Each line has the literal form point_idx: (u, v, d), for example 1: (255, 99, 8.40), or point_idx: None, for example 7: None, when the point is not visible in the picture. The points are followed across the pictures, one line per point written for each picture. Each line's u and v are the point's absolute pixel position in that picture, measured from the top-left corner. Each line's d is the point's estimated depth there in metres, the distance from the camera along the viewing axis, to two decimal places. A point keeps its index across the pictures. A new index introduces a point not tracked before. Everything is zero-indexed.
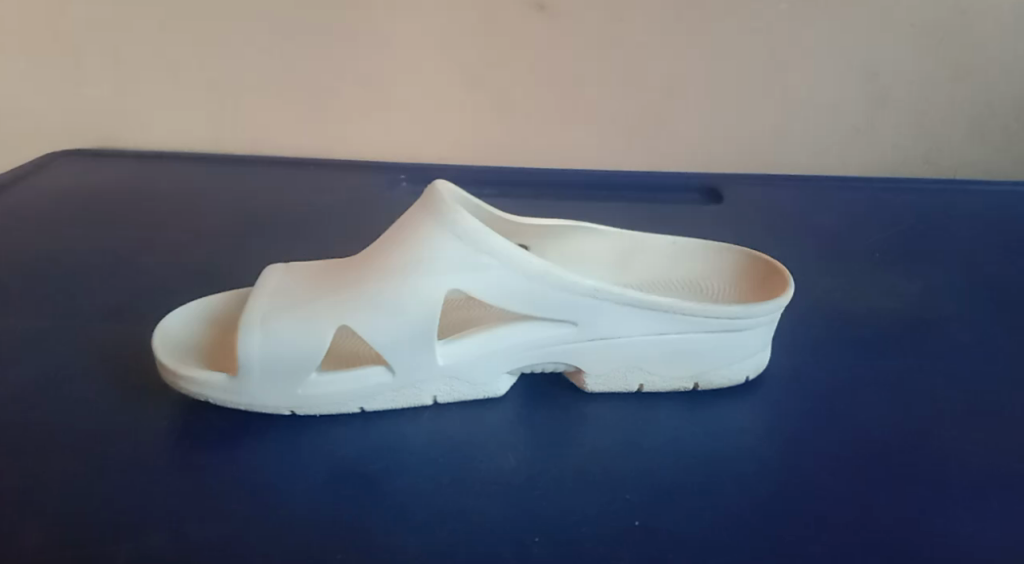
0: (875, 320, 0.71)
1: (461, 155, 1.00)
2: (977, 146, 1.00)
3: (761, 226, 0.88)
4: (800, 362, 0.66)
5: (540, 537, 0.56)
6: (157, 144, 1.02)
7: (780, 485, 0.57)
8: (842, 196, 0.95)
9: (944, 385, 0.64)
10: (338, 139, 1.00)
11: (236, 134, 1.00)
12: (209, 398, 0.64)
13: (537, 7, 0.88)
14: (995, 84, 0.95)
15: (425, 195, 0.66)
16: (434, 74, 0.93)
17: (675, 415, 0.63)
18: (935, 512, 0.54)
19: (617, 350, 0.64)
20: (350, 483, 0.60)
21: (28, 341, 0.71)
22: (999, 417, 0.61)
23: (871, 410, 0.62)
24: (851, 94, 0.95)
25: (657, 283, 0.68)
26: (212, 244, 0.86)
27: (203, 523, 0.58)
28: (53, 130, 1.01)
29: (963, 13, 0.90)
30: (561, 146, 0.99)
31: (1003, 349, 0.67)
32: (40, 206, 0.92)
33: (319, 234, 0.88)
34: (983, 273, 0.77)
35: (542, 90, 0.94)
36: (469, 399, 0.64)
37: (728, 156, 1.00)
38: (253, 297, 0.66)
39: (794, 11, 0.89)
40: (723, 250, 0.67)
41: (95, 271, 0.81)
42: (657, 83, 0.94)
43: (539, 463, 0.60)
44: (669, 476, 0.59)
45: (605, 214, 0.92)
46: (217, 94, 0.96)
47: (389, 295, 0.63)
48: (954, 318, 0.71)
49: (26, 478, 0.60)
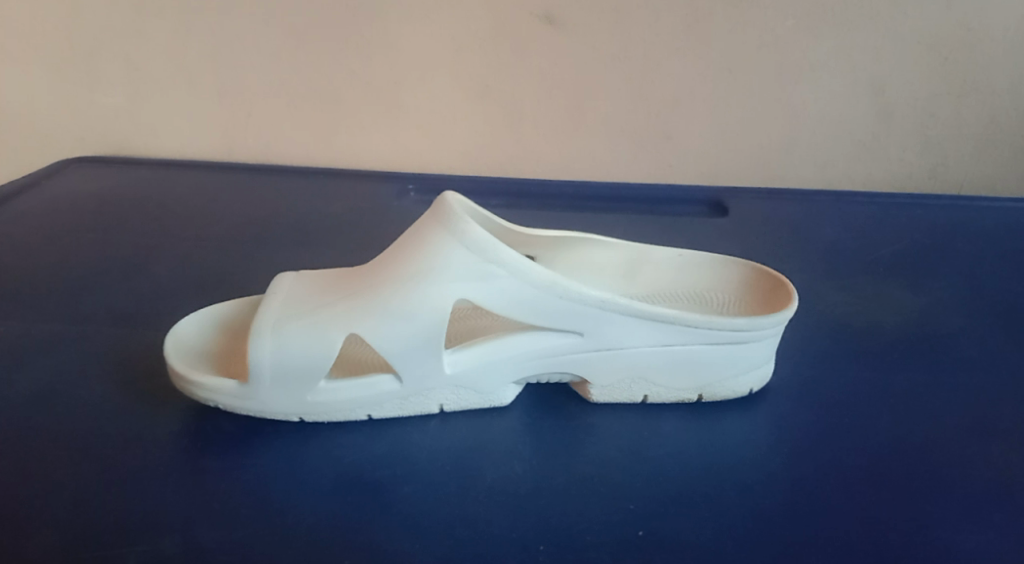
0: (876, 331, 0.77)
1: (476, 167, 1.06)
2: (986, 162, 1.03)
3: (761, 241, 0.94)
4: (800, 375, 0.71)
5: (545, 546, 0.56)
6: (127, 28, 0.99)
7: (784, 497, 0.60)
8: (812, 211, 1.00)
9: (947, 402, 0.69)
10: (345, 146, 1.06)
11: (207, 17, 0.97)
12: (215, 403, 0.63)
13: (545, 19, 0.93)
14: (999, 99, 0.98)
15: (434, 206, 0.63)
16: (438, 85, 0.99)
17: (681, 429, 0.66)
18: (938, 524, 0.58)
19: (625, 360, 0.64)
20: (355, 493, 0.59)
21: (47, 344, 0.73)
22: (997, 436, 0.65)
23: (873, 427, 0.66)
24: (856, 107, 0.99)
25: (664, 297, 0.75)
26: (216, 251, 0.91)
27: (215, 526, 0.57)
28: (30, 32, 1.00)
29: (969, 30, 0.93)
30: (566, 160, 1.04)
31: (998, 363, 0.73)
32: (55, 212, 0.99)
33: (318, 244, 0.93)
34: (986, 288, 0.85)
35: (550, 98, 0.99)
36: (477, 407, 0.66)
37: (736, 168, 1.04)
38: (266, 303, 0.65)
39: (802, 26, 0.93)
40: (728, 266, 0.73)
41: (100, 277, 0.85)
42: (655, 53, 0.95)
43: (546, 473, 0.61)
44: (672, 486, 0.61)
45: (609, 225, 0.98)
46: (205, 22, 0.97)
47: (401, 308, 0.61)
48: (960, 335, 0.77)
49: (34, 483, 0.59)
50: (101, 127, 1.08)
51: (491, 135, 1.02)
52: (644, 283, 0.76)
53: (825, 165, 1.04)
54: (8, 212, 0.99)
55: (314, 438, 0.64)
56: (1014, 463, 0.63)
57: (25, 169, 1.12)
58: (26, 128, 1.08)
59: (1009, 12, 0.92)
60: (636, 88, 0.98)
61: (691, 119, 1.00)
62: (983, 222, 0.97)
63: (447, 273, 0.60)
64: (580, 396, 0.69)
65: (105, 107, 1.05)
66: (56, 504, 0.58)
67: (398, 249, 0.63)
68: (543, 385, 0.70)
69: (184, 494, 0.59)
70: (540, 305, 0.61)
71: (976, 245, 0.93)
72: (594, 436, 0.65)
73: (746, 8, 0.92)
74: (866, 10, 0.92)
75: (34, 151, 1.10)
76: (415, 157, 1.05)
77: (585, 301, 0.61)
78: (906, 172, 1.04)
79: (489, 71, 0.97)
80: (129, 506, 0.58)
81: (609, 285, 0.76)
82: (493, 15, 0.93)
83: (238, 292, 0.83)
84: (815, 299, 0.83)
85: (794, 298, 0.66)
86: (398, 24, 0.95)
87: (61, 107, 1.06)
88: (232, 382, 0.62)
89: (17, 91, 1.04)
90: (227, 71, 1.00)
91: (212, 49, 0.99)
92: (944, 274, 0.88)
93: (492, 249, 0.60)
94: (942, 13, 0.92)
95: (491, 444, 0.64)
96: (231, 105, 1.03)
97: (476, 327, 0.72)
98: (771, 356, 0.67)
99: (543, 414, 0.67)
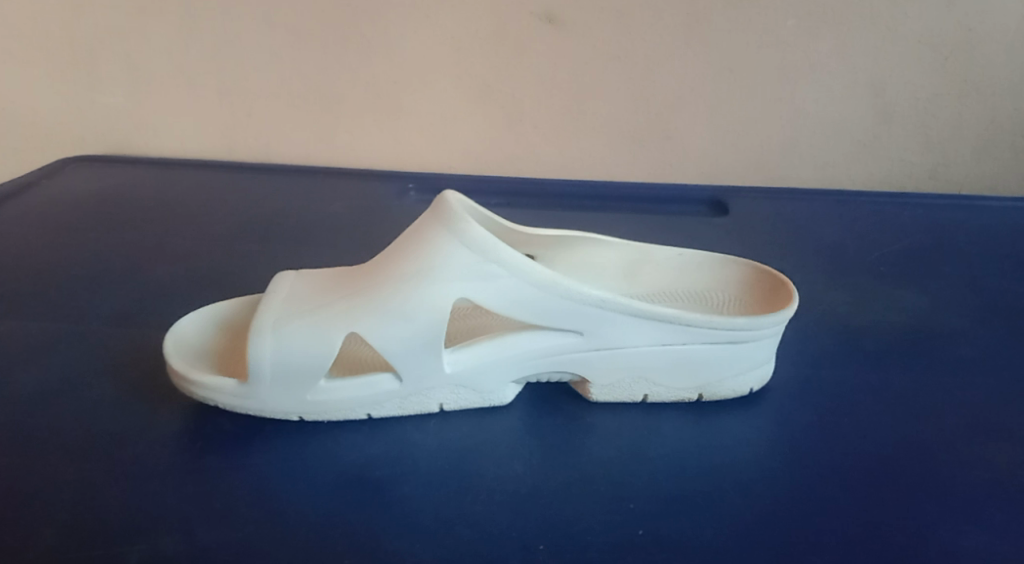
0: (877, 332, 0.77)
1: (476, 167, 1.05)
2: (988, 162, 1.03)
3: (762, 241, 0.94)
4: (801, 375, 0.71)
5: (546, 545, 0.56)
6: (127, 28, 0.99)
7: (784, 496, 0.60)
8: (814, 210, 1.00)
9: (949, 402, 0.68)
10: (345, 145, 1.06)
11: (207, 17, 0.97)
12: (215, 403, 0.63)
13: (547, 20, 0.93)
14: (1001, 100, 0.98)
15: (434, 205, 0.63)
16: (438, 85, 0.98)
17: (680, 428, 0.66)
18: (940, 524, 0.58)
19: (625, 360, 0.64)
20: (354, 492, 0.59)
21: (47, 343, 0.73)
22: (999, 436, 0.65)
23: (874, 426, 0.66)
24: (857, 107, 0.99)
25: (665, 297, 0.75)
26: (216, 250, 0.91)
27: (213, 526, 0.57)
28: (30, 32, 1.00)
29: (969, 31, 0.93)
30: (567, 159, 1.04)
31: (1000, 364, 0.73)
32: (55, 211, 0.99)
33: (319, 243, 0.93)
34: (987, 289, 0.84)
35: (551, 99, 0.99)
36: (477, 406, 0.66)
37: (736, 168, 1.04)
38: (266, 302, 0.65)
39: (803, 27, 0.93)
40: (729, 266, 0.73)
41: (99, 276, 0.85)
42: (656, 52, 0.95)
43: (546, 473, 0.61)
44: (673, 485, 0.60)
45: (610, 225, 0.98)
46: (205, 21, 0.97)
47: (401, 308, 0.61)
48: (961, 336, 0.77)
49: (34, 481, 0.59)
50: (101, 127, 1.08)
51: (491, 135, 1.02)
52: (645, 282, 0.76)
53: (825, 165, 1.03)
54: (7, 212, 0.99)
55: (313, 437, 0.64)
56: (1014, 462, 0.63)
57: (25, 168, 1.12)
58: (26, 127, 1.08)
59: (1010, 14, 0.92)
60: (637, 88, 0.98)
61: (691, 119, 1.00)
62: (984, 222, 0.97)
63: (447, 273, 0.60)
64: (580, 396, 0.69)
65: (105, 106, 1.05)
66: (56, 503, 0.58)
67: (398, 249, 0.63)
68: (543, 385, 0.70)
69: (183, 493, 0.59)
70: (541, 305, 0.61)
71: (978, 245, 0.93)
72: (593, 436, 0.65)
73: (747, 8, 0.92)
74: (867, 10, 0.92)
75: (34, 150, 1.10)
76: (416, 156, 1.05)
77: (585, 301, 0.61)
78: (907, 172, 1.04)
79: (490, 70, 0.97)
80: (128, 506, 0.58)
81: (609, 284, 0.75)
82: (493, 15, 0.93)
83: (238, 292, 0.83)
84: (816, 299, 0.83)
85: (794, 298, 0.66)
86: (399, 25, 0.95)
87: (62, 106, 1.06)
88: (232, 382, 0.62)
89: (17, 91, 1.04)
90: (227, 70, 1.00)
91: (213, 49, 0.99)
92: (946, 274, 0.88)
93: (491, 248, 0.60)
94: (942, 13, 0.92)
95: (490, 443, 0.64)
96: (231, 105, 1.03)
97: (475, 327, 0.72)
98: (772, 356, 0.67)
99: (542, 414, 0.67)
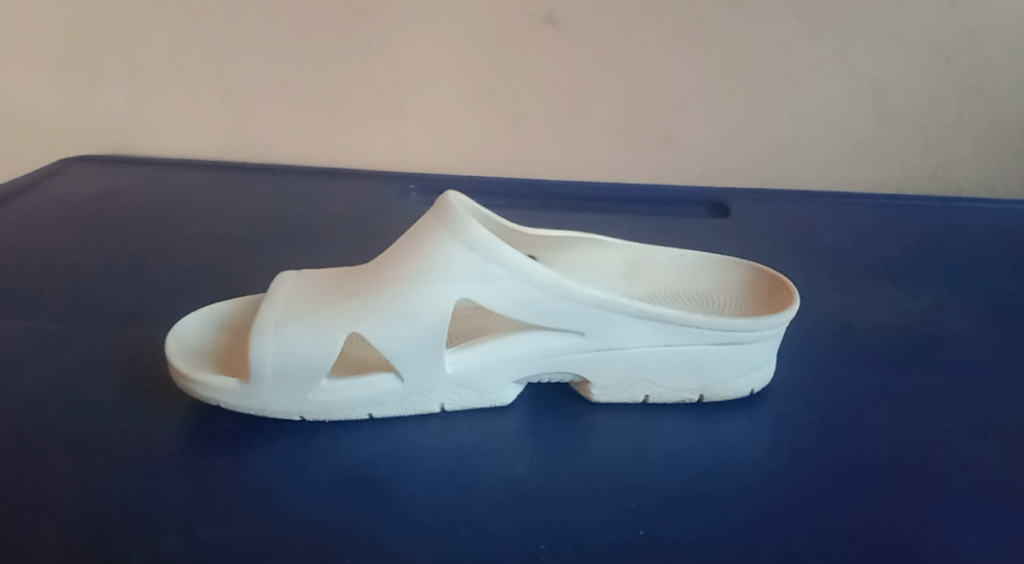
0: (878, 333, 0.77)
1: (477, 167, 1.06)
2: (988, 164, 1.03)
3: (763, 242, 0.94)
4: (801, 376, 0.71)
5: (547, 546, 0.56)
6: (128, 28, 0.99)
7: (783, 497, 0.60)
8: (814, 211, 1.00)
9: (949, 405, 0.68)
10: (346, 146, 1.06)
11: (207, 17, 0.97)
12: (217, 402, 0.63)
13: (549, 21, 0.93)
14: (1001, 102, 0.98)
15: (435, 206, 0.63)
16: (440, 86, 0.99)
17: (681, 429, 0.66)
18: (940, 525, 0.58)
19: (626, 360, 0.65)
20: (355, 492, 0.59)
21: (48, 343, 0.73)
22: (999, 437, 0.65)
23: (874, 427, 0.66)
24: (857, 108, 0.99)
25: (666, 298, 0.75)
26: (216, 250, 0.91)
27: (214, 525, 0.57)
28: (30, 32, 1.00)
29: (970, 33, 0.93)
30: (568, 160, 1.04)
31: (1000, 366, 0.73)
32: (56, 211, 0.99)
33: (321, 243, 0.93)
34: (988, 291, 0.85)
35: (552, 100, 0.99)
36: (477, 407, 0.66)
37: (737, 169, 1.04)
38: (268, 301, 0.65)
39: (803, 28, 0.93)
40: (729, 267, 0.73)
41: (100, 277, 0.85)
42: (656, 54, 0.95)
43: (546, 473, 0.61)
44: (673, 486, 0.61)
45: (610, 226, 0.98)
46: (206, 21, 0.97)
47: (403, 308, 0.61)
48: (961, 337, 0.77)
49: (34, 481, 0.59)
50: (102, 127, 1.08)
51: (491, 135, 1.02)
52: (646, 283, 0.76)
53: (825, 166, 1.04)
54: (8, 211, 0.99)
55: (315, 437, 0.64)
56: (1014, 464, 0.63)
57: (25, 169, 1.12)
58: (25, 128, 1.08)
59: (1010, 16, 0.92)
60: (638, 89, 0.98)
61: (692, 119, 1.00)
62: (984, 225, 0.97)
63: (448, 273, 0.61)
64: (581, 396, 0.69)
65: (106, 107, 1.05)
66: (56, 503, 0.58)
67: (399, 248, 0.63)
68: (544, 385, 0.70)
69: (183, 493, 0.59)
70: (543, 305, 0.61)
71: (978, 247, 0.93)
72: (594, 437, 0.65)
73: (747, 10, 0.92)
74: (868, 12, 0.92)
75: (34, 151, 1.10)
76: (418, 157, 1.06)
77: (586, 301, 0.62)
78: (908, 173, 1.04)
79: (491, 71, 0.97)
80: (128, 505, 0.58)
81: (610, 284, 0.76)
82: (494, 17, 0.93)
83: (239, 291, 0.83)
84: (816, 301, 0.83)
85: (794, 299, 0.66)
86: (401, 27, 0.95)
87: (63, 107, 1.06)
88: (234, 381, 0.62)
89: (17, 91, 1.04)
90: (228, 71, 1.00)
91: (214, 49, 0.99)
92: (946, 275, 0.88)
93: (493, 249, 0.60)
94: (943, 15, 0.92)
95: (491, 443, 0.64)
96: (232, 105, 1.03)
97: (476, 327, 0.72)
98: (773, 356, 0.67)
99: (542, 415, 0.67)
